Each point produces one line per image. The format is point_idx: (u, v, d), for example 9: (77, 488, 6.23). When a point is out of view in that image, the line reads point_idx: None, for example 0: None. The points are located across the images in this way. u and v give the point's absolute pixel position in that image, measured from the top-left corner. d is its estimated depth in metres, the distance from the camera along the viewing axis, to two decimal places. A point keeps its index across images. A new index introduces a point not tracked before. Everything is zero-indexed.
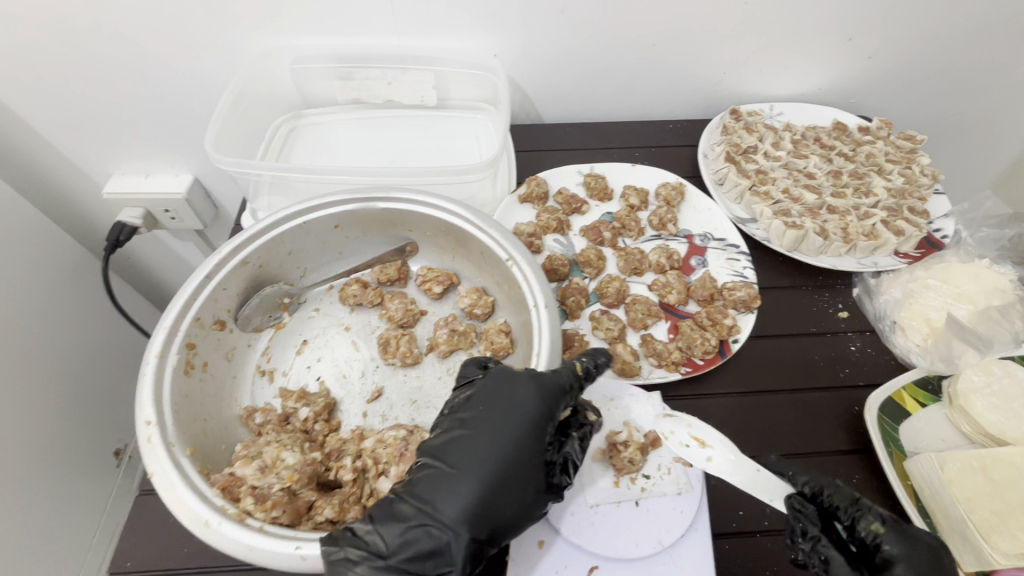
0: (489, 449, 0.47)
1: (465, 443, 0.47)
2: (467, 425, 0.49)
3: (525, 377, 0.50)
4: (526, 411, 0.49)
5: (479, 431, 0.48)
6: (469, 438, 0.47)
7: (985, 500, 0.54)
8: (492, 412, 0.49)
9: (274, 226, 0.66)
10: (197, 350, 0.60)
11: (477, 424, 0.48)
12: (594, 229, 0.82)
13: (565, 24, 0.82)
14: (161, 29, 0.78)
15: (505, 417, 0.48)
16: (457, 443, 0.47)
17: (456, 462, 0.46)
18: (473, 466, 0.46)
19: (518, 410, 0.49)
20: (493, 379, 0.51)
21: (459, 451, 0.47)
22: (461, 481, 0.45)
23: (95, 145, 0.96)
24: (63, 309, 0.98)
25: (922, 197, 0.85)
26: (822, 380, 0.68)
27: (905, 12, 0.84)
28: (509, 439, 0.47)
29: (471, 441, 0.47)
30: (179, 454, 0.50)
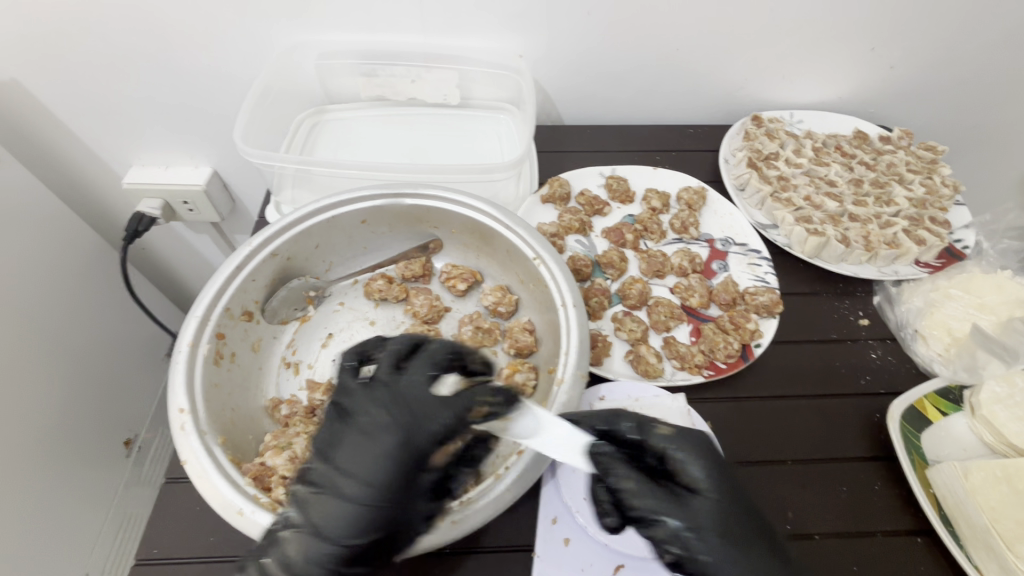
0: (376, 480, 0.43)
1: (329, 490, 0.43)
2: (336, 465, 0.44)
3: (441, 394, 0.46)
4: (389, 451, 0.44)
5: (353, 471, 0.44)
6: (337, 485, 0.43)
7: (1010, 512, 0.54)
8: (357, 453, 0.44)
9: (304, 219, 0.66)
10: (226, 340, 0.60)
11: (377, 437, 0.45)
12: (617, 230, 0.82)
13: (591, 26, 0.83)
14: (190, 21, 0.79)
15: (372, 458, 0.44)
16: (324, 490, 0.43)
17: (325, 508, 0.42)
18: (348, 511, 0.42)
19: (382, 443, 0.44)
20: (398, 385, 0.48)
21: (328, 497, 0.43)
22: (335, 519, 0.42)
23: (117, 134, 0.96)
24: (80, 298, 0.99)
25: (943, 208, 0.85)
26: (844, 386, 0.68)
27: (927, 23, 0.85)
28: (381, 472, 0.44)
29: (348, 482, 0.43)
30: (212, 443, 0.50)
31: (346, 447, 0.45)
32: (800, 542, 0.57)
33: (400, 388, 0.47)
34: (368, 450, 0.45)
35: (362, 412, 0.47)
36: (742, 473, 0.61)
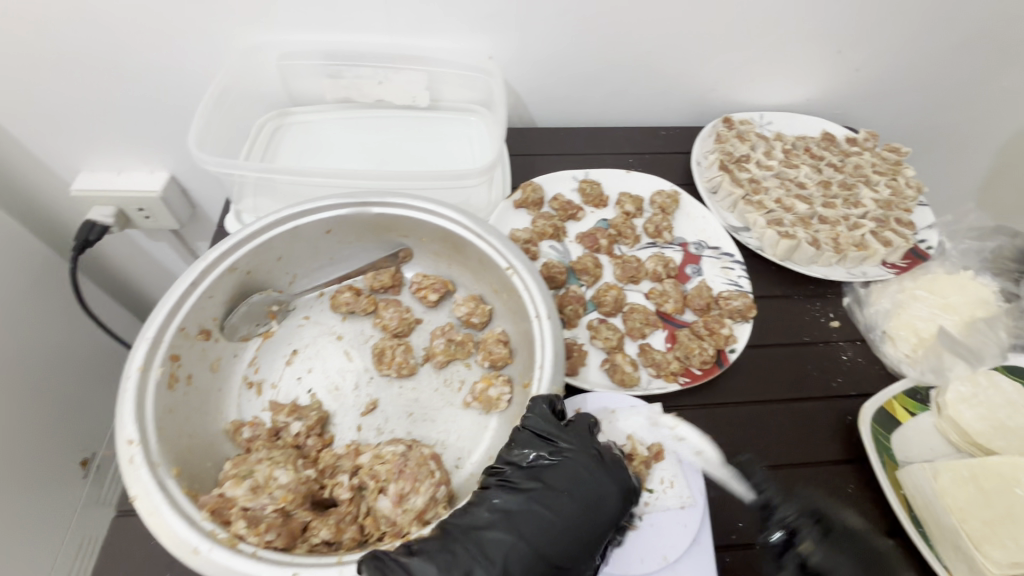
0: (556, 521, 0.47)
1: (530, 519, 0.47)
2: (544, 490, 0.49)
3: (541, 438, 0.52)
4: (615, 505, 0.49)
5: (569, 497, 0.48)
6: (539, 508, 0.47)
7: (977, 508, 0.55)
8: (579, 486, 0.49)
9: (264, 231, 0.63)
10: (182, 362, 0.57)
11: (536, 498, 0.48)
12: (590, 236, 0.81)
13: (561, 27, 0.81)
14: (140, 19, 0.74)
15: (597, 495, 0.49)
16: (524, 507, 0.48)
17: (514, 524, 0.46)
18: (535, 535, 0.46)
19: (606, 498, 0.49)
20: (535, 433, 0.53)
21: (525, 516, 0.47)
22: (514, 550, 0.45)
23: (62, 139, 0.90)
24: (32, 310, 0.92)
25: (908, 209, 0.87)
26: (817, 389, 0.69)
27: (891, 26, 0.86)
28: (614, 505, 0.49)
29: (540, 512, 0.47)
30: (164, 475, 0.47)
31: (562, 475, 0.50)
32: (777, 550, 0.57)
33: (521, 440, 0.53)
34: (592, 495, 0.49)
35: (608, 475, 0.50)
36: (718, 481, 0.60)
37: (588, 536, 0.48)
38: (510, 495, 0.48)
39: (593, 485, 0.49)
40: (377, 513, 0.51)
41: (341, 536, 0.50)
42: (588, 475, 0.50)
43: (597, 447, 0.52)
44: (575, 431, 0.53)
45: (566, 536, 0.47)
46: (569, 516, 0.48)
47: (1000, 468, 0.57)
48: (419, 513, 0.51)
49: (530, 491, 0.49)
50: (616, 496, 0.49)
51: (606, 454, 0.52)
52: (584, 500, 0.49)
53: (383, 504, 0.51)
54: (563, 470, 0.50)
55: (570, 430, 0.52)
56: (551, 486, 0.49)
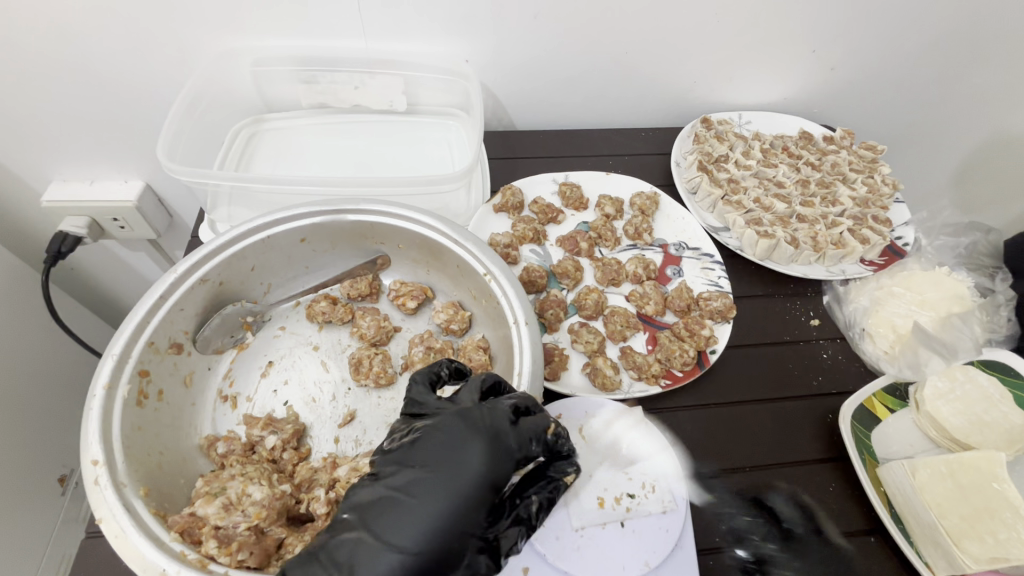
0: (427, 503, 0.40)
1: (399, 507, 0.40)
2: (405, 473, 0.42)
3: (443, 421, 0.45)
4: (488, 466, 0.42)
5: (434, 475, 0.42)
6: (399, 497, 0.41)
7: (954, 505, 0.55)
8: (444, 455, 0.43)
9: (236, 240, 0.62)
10: (152, 377, 0.56)
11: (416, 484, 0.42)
12: (571, 239, 0.81)
13: (538, 30, 0.81)
14: (107, 26, 0.72)
15: (457, 461, 0.42)
16: (387, 498, 0.41)
17: (375, 517, 0.40)
18: (401, 526, 0.39)
19: (468, 464, 0.42)
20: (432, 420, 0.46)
21: (385, 508, 0.41)
22: (371, 555, 0.38)
23: (31, 150, 0.87)
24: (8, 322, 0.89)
25: (884, 206, 0.88)
26: (798, 389, 0.69)
27: (865, 26, 0.87)
28: (480, 464, 0.42)
29: (401, 501, 0.41)
30: (131, 495, 0.46)
31: (425, 449, 0.43)
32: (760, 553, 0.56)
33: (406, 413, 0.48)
34: (456, 463, 0.42)
35: (477, 435, 0.43)
36: (701, 484, 0.60)
37: (461, 511, 0.41)
38: (371, 488, 0.42)
39: (457, 450, 0.43)
40: None
41: None
42: (456, 442, 0.43)
43: (473, 406, 0.46)
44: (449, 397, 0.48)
45: (434, 518, 0.40)
46: (436, 495, 0.41)
47: (978, 462, 0.56)
48: None
49: (391, 477, 0.42)
50: (485, 454, 0.42)
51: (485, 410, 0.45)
52: (449, 468, 0.42)
53: None
54: (431, 442, 0.44)
55: (437, 401, 0.48)
56: (412, 466, 0.43)
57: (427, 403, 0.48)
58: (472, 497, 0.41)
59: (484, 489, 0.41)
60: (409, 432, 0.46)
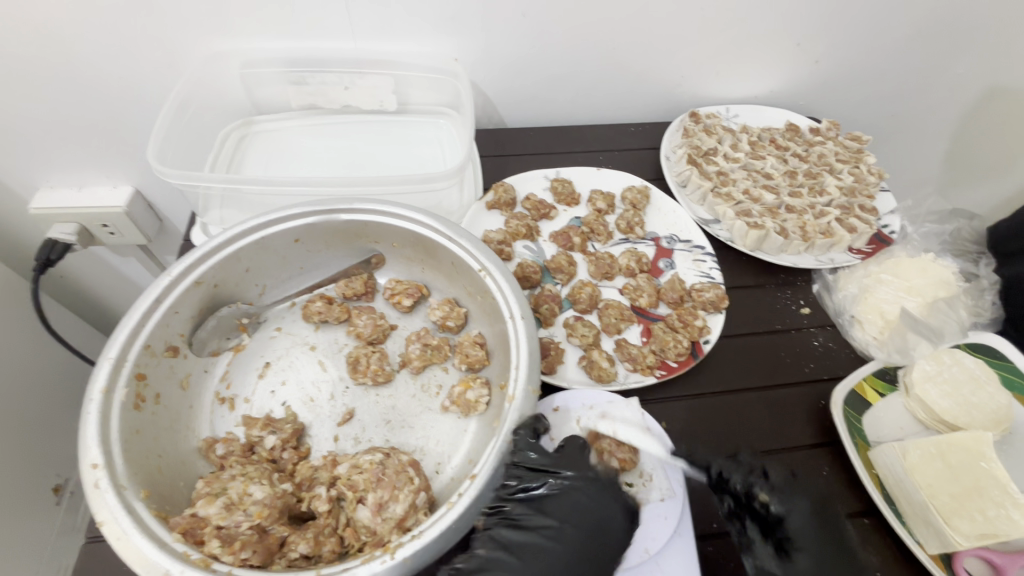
0: (570, 548, 0.50)
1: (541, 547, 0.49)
2: (550, 524, 0.51)
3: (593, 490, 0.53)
4: (622, 524, 0.52)
5: (582, 528, 0.51)
6: (551, 543, 0.50)
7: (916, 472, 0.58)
8: (582, 511, 0.52)
9: (229, 243, 0.62)
10: (148, 381, 0.55)
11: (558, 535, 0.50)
12: (563, 234, 0.82)
13: (526, 27, 0.81)
14: (94, 31, 0.71)
15: (598, 519, 0.52)
16: (537, 542, 0.50)
17: (529, 559, 0.48)
18: (550, 570, 0.48)
19: (611, 522, 0.52)
20: (583, 484, 0.53)
21: (538, 554, 0.49)
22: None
23: (17, 156, 0.86)
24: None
25: (870, 195, 0.89)
26: (790, 376, 0.70)
27: (848, 18, 0.88)
28: (619, 524, 0.52)
29: (551, 546, 0.50)
30: (132, 497, 0.46)
31: (564, 504, 0.52)
32: None
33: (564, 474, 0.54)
34: (595, 522, 0.51)
35: (614, 497, 0.53)
36: (697, 471, 0.61)
37: (599, 558, 0.50)
38: (519, 532, 0.50)
39: (597, 510, 0.52)
40: (357, 523, 0.50)
41: (320, 549, 0.49)
42: (592, 502, 0.52)
43: (595, 471, 0.55)
44: (568, 454, 0.56)
45: (576, 563, 0.49)
46: (578, 546, 0.50)
47: (967, 442, 0.57)
48: (400, 521, 0.50)
49: (537, 527, 0.50)
50: (622, 515, 0.52)
51: (603, 473, 0.55)
52: (590, 524, 0.51)
53: (361, 514, 0.50)
54: (567, 498, 0.52)
55: (568, 457, 0.55)
56: (553, 519, 0.51)
57: (550, 460, 0.54)
58: (611, 547, 0.51)
59: (620, 541, 0.51)
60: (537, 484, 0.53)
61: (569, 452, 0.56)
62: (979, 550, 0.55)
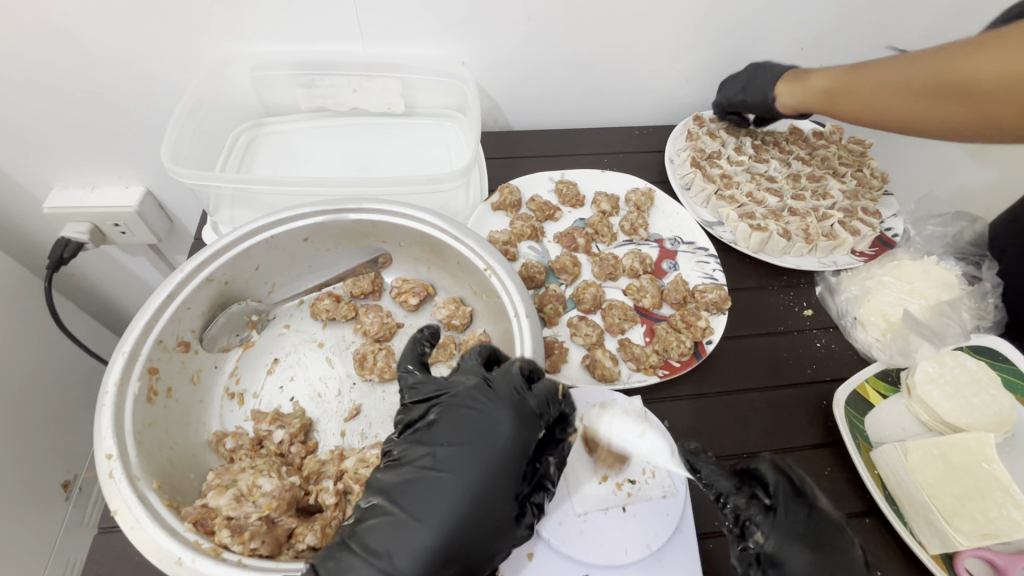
0: (459, 469, 0.46)
1: (430, 480, 0.46)
2: (426, 452, 0.47)
3: (480, 406, 0.49)
4: (510, 428, 0.48)
5: (462, 446, 0.47)
6: (431, 471, 0.46)
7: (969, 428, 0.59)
8: (466, 424, 0.48)
9: (240, 241, 0.63)
10: (161, 374, 0.57)
11: (450, 464, 0.46)
12: (568, 235, 0.83)
13: (532, 32, 0.83)
14: (111, 34, 0.73)
15: (484, 431, 0.48)
16: (420, 473, 0.46)
17: (408, 496, 0.45)
18: (435, 501, 0.44)
19: (496, 430, 0.48)
20: (463, 394, 0.51)
21: (419, 487, 0.45)
22: (419, 516, 0.44)
23: (33, 155, 0.88)
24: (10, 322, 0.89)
25: (874, 199, 0.90)
26: (792, 376, 0.71)
27: (850, 24, 0.89)
28: (504, 431, 0.48)
29: (432, 473, 0.46)
30: (145, 488, 0.47)
31: (449, 423, 0.49)
32: None
33: (468, 391, 0.51)
34: (480, 440, 0.47)
35: (498, 401, 0.49)
36: None
37: (493, 469, 0.46)
38: (397, 470, 0.47)
39: (482, 420, 0.48)
40: None
41: (327, 541, 0.50)
42: (477, 417, 0.49)
43: (482, 379, 0.52)
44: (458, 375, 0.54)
45: (463, 487, 0.45)
46: (466, 465, 0.46)
47: (968, 442, 0.57)
48: None
49: (416, 457, 0.48)
50: (508, 422, 0.48)
51: (494, 381, 0.51)
52: (474, 437, 0.48)
53: None
54: (446, 419, 0.49)
55: (450, 382, 0.53)
56: (439, 446, 0.48)
57: (438, 387, 0.53)
58: (500, 457, 0.47)
59: (513, 445, 0.48)
60: (427, 415, 0.51)
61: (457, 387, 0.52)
62: (981, 549, 0.55)
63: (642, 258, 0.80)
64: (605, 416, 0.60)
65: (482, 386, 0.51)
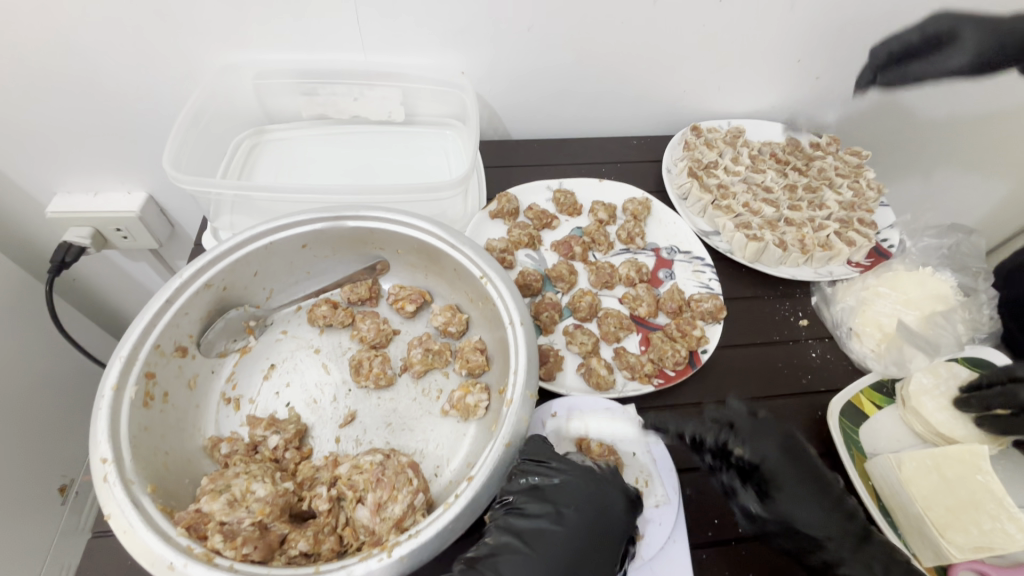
0: (577, 540, 0.49)
1: (551, 540, 0.49)
2: (549, 512, 0.50)
3: (603, 488, 0.52)
4: (621, 518, 0.51)
5: (584, 516, 0.50)
6: (554, 530, 0.49)
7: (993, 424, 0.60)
8: (588, 501, 0.51)
9: (238, 247, 0.64)
10: (157, 379, 0.57)
11: (569, 527, 0.50)
12: (565, 244, 0.83)
13: (531, 43, 0.84)
14: (116, 44, 0.75)
15: (605, 511, 0.51)
16: (546, 530, 0.49)
17: (531, 545, 0.48)
18: (552, 556, 0.48)
19: (614, 511, 0.51)
20: (586, 475, 0.53)
21: (542, 540, 0.49)
22: (532, 575, 0.47)
23: (38, 160, 0.89)
24: (10, 325, 0.90)
25: (870, 210, 0.90)
26: (787, 386, 0.71)
27: (846, 37, 0.90)
28: (623, 518, 0.51)
29: (554, 534, 0.49)
30: (139, 492, 0.47)
31: (574, 495, 0.52)
32: (752, 546, 0.58)
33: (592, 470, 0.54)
34: (600, 515, 0.51)
35: (619, 490, 0.53)
36: (694, 479, 0.62)
37: (598, 547, 0.50)
38: (526, 519, 0.50)
39: (604, 501, 0.52)
40: (356, 523, 0.52)
41: (319, 547, 0.50)
42: (599, 494, 0.52)
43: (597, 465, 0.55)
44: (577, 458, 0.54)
45: (577, 549, 0.49)
46: (580, 536, 0.50)
47: (964, 455, 0.56)
48: (398, 521, 0.51)
49: (543, 516, 0.50)
50: (628, 510, 0.52)
51: (608, 469, 0.55)
52: (592, 512, 0.51)
53: (360, 514, 0.52)
54: (570, 487, 0.52)
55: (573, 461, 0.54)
56: (564, 511, 0.51)
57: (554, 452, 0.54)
58: (613, 538, 0.51)
59: (620, 527, 0.51)
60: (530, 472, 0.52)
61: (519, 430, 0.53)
62: (976, 563, 0.55)
63: (638, 268, 0.80)
64: (598, 425, 0.61)
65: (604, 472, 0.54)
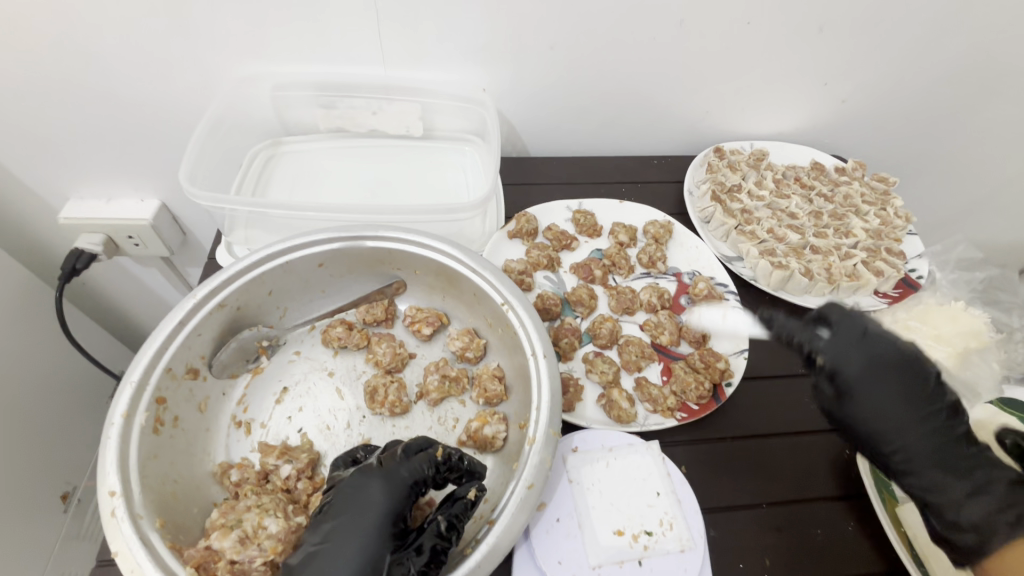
0: (344, 544, 0.45)
1: (317, 557, 0.45)
2: (323, 530, 0.46)
3: (370, 482, 0.48)
4: (391, 499, 0.48)
5: (338, 521, 0.46)
6: (315, 547, 0.45)
7: None
8: (349, 503, 0.48)
9: (254, 267, 0.62)
10: (168, 404, 0.55)
11: (336, 537, 0.45)
12: (585, 266, 0.81)
13: (554, 60, 0.82)
14: (135, 54, 0.74)
15: (361, 505, 0.47)
16: (314, 552, 0.45)
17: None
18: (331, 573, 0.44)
19: (371, 503, 0.47)
20: (350, 479, 0.49)
21: (313, 562, 0.44)
22: None
23: (53, 167, 0.88)
24: (19, 333, 0.89)
25: (898, 239, 0.88)
26: (814, 423, 0.68)
27: (876, 61, 0.88)
28: (378, 502, 0.48)
29: (318, 551, 0.45)
30: (148, 528, 0.46)
31: (340, 501, 0.48)
32: None
33: (378, 467, 0.50)
34: (363, 512, 0.47)
35: (377, 477, 0.49)
36: (718, 519, 0.59)
37: (371, 544, 0.46)
38: (295, 553, 0.46)
39: (355, 500, 0.48)
40: None
41: None
42: (358, 492, 0.48)
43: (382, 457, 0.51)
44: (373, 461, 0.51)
45: (355, 553, 0.45)
46: (362, 535, 0.46)
47: None
48: None
49: (318, 534, 0.46)
50: (384, 495, 0.48)
51: (387, 458, 0.51)
52: (359, 510, 0.47)
53: None
54: (343, 494, 0.48)
55: (364, 467, 0.50)
56: (324, 525, 0.47)
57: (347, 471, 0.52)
58: (386, 527, 0.47)
59: (388, 513, 0.47)
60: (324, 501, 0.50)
61: (345, 480, 0.50)
62: None
63: None
64: (619, 460, 0.60)
65: (385, 469, 0.50)
